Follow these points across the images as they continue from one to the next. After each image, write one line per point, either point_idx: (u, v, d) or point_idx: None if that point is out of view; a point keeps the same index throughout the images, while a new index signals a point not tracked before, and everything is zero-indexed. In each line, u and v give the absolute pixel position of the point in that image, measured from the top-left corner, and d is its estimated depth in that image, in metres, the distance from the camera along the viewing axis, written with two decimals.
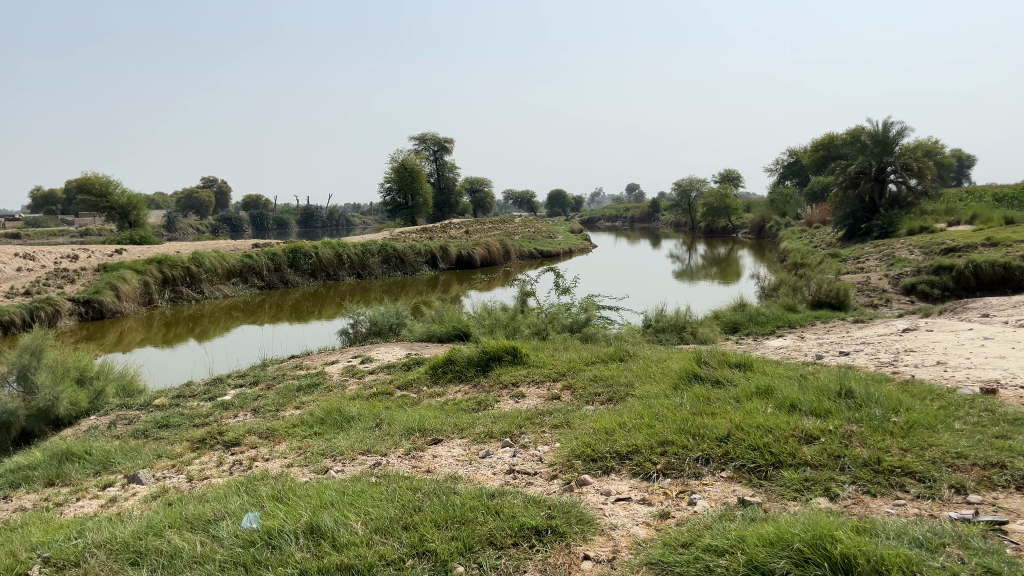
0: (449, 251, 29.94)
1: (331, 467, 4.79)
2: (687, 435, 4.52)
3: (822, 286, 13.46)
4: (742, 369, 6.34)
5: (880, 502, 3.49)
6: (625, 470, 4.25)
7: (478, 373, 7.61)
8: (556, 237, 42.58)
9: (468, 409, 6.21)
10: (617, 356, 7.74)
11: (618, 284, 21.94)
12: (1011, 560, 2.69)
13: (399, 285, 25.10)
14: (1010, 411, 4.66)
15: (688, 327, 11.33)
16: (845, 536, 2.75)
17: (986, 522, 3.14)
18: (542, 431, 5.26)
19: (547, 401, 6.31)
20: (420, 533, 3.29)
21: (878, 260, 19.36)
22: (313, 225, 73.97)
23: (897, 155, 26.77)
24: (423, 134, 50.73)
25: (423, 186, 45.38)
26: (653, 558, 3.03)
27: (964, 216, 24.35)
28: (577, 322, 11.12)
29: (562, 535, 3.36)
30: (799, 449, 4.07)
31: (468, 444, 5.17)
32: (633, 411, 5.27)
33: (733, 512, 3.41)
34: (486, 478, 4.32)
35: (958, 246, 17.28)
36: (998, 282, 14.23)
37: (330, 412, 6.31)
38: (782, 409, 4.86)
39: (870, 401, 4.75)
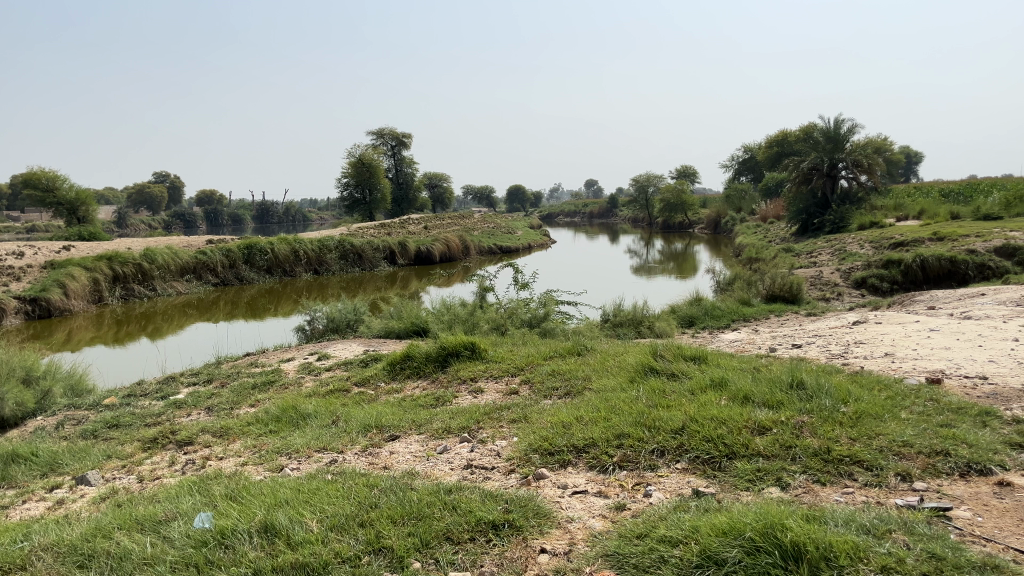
0: (408, 247, 29.81)
1: (286, 465, 4.73)
2: (643, 427, 4.57)
3: (776, 281, 13.71)
4: (696, 361, 6.42)
5: (829, 490, 3.56)
6: (582, 464, 4.28)
7: (436, 369, 7.58)
8: (515, 233, 42.70)
9: (426, 405, 6.19)
10: (574, 350, 7.78)
11: (578, 280, 22.06)
12: (955, 546, 2.77)
13: (357, 282, 24.90)
14: (954, 400, 4.81)
15: (645, 322, 11.45)
16: (795, 524, 2.80)
17: (930, 509, 3.23)
18: (499, 427, 5.27)
19: (505, 396, 6.33)
20: (376, 530, 3.27)
21: (831, 254, 19.77)
22: (269, 221, 72.97)
23: (849, 151, 27.37)
24: (382, 128, 50.41)
25: (381, 181, 45.10)
26: (609, 550, 3.05)
27: (913, 211, 24.96)
28: (536, 317, 11.14)
29: (519, 529, 3.37)
30: (752, 440, 4.13)
31: (425, 440, 5.15)
32: (589, 404, 5.31)
33: (688, 503, 3.45)
34: (443, 473, 4.31)
35: (906, 240, 17.69)
36: (944, 275, 14.60)
37: (286, 410, 6.23)
38: (735, 400, 4.93)
39: (820, 392, 4.86)
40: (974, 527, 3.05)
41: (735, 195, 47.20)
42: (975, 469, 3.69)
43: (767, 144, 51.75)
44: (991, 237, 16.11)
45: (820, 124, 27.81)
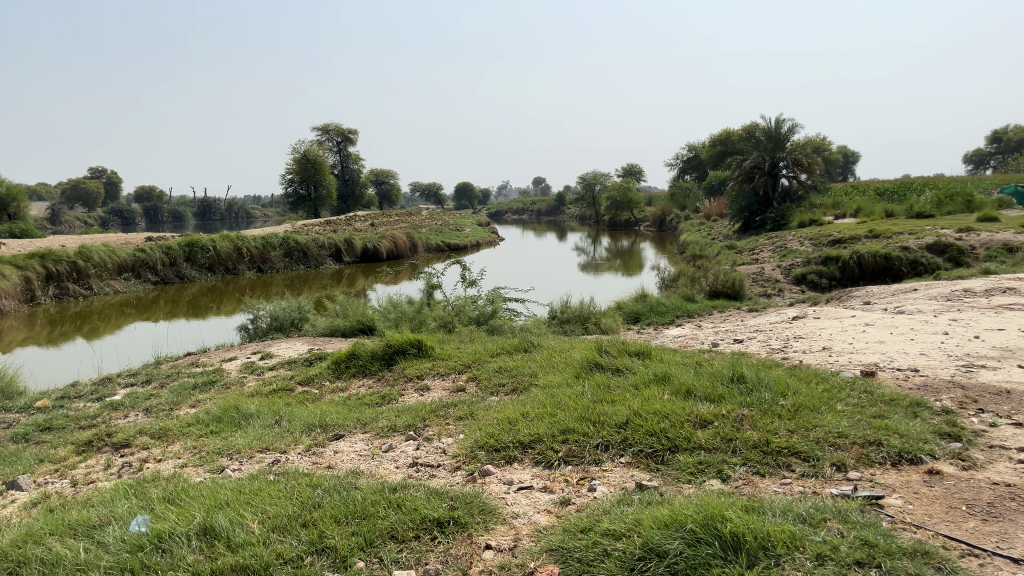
0: (354, 244, 29.53)
1: (227, 466, 4.64)
2: (588, 422, 4.61)
3: (719, 278, 13.95)
4: (640, 357, 6.50)
5: (768, 481, 3.64)
6: (528, 459, 4.30)
7: (382, 367, 7.52)
8: (463, 230, 42.62)
9: (371, 404, 6.14)
10: (521, 347, 7.79)
11: (525, 277, 22.09)
12: (887, 533, 2.86)
13: (302, 280, 24.55)
14: (887, 392, 4.96)
15: (591, 318, 11.54)
16: (734, 515, 2.86)
17: (863, 497, 3.33)
18: (446, 424, 5.25)
19: (452, 393, 6.32)
20: (319, 530, 3.23)
21: (772, 251, 20.21)
22: (211, 219, 71.33)
23: (789, 150, 28.02)
24: (327, 124, 49.68)
25: (326, 178, 44.50)
26: (553, 545, 3.06)
27: (850, 209, 25.67)
28: (483, 314, 11.13)
29: (464, 525, 3.36)
30: (693, 434, 4.20)
31: (370, 438, 5.10)
32: (536, 400, 5.34)
33: (631, 497, 3.49)
34: (388, 472, 4.28)
35: (844, 238, 18.17)
36: (880, 271, 15.05)
37: (228, 410, 6.12)
38: (678, 394, 5.01)
39: (760, 385, 4.97)
40: (906, 515, 3.15)
41: (680, 193, 47.88)
42: (906, 459, 3.82)
43: (710, 143, 52.64)
44: (923, 234, 16.65)
45: (762, 124, 28.42)
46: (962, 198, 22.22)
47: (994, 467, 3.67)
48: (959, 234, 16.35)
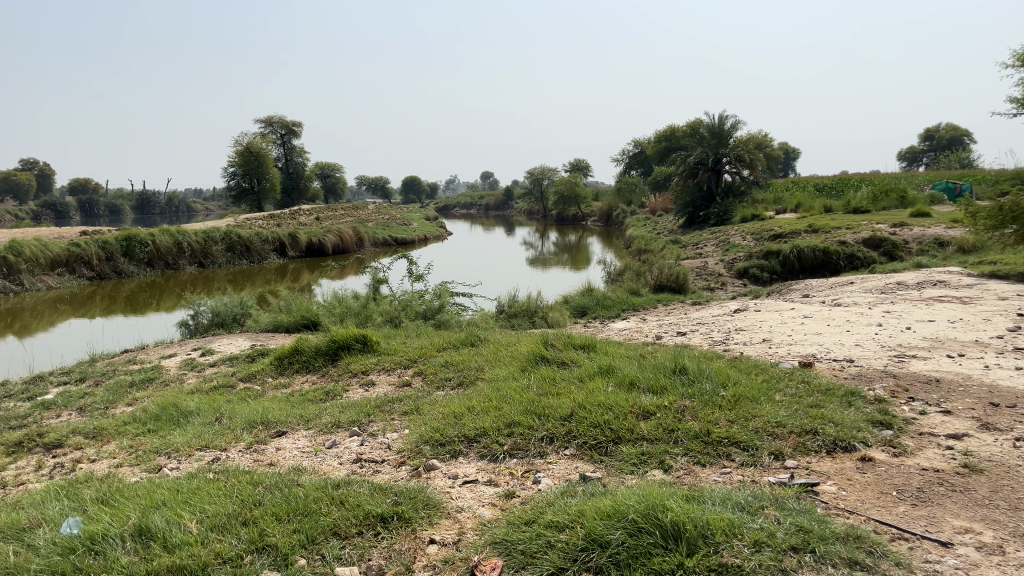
0: (299, 238, 29.11)
1: (165, 465, 4.53)
2: (533, 415, 4.63)
3: (663, 271, 14.14)
4: (585, 350, 6.55)
5: (708, 471, 3.71)
6: (473, 453, 4.29)
7: (326, 363, 7.43)
8: (411, 225, 42.38)
9: (315, 400, 6.06)
10: (468, 341, 7.78)
11: (473, 272, 22.05)
12: (821, 519, 2.94)
13: (245, 275, 24.11)
14: (823, 382, 5.10)
15: (538, 312, 11.58)
16: (674, 505, 2.90)
17: (799, 484, 3.41)
18: (391, 419, 5.22)
19: (397, 388, 6.28)
20: (260, 528, 3.17)
21: (715, 246, 20.56)
22: (151, 213, 69.45)
23: (732, 146, 28.65)
24: (271, 116, 48.45)
25: (270, 171, 43.64)
26: (497, 538, 3.07)
27: (790, 204, 26.25)
28: (430, 309, 11.08)
29: (408, 521, 3.34)
30: (637, 425, 4.25)
31: (314, 435, 5.04)
32: (481, 394, 5.33)
33: (575, 488, 3.52)
34: (332, 468, 4.24)
35: (784, 233, 18.60)
36: (818, 265, 15.42)
37: (166, 407, 5.98)
38: (622, 386, 5.07)
39: (701, 376, 5.06)
40: (839, 501, 3.24)
41: (626, 188, 48.36)
42: (840, 446, 3.93)
43: (655, 138, 53.25)
44: (860, 229, 17.12)
45: (705, 120, 28.88)
46: (896, 194, 22.92)
47: (923, 453, 3.80)
48: (893, 229, 16.87)
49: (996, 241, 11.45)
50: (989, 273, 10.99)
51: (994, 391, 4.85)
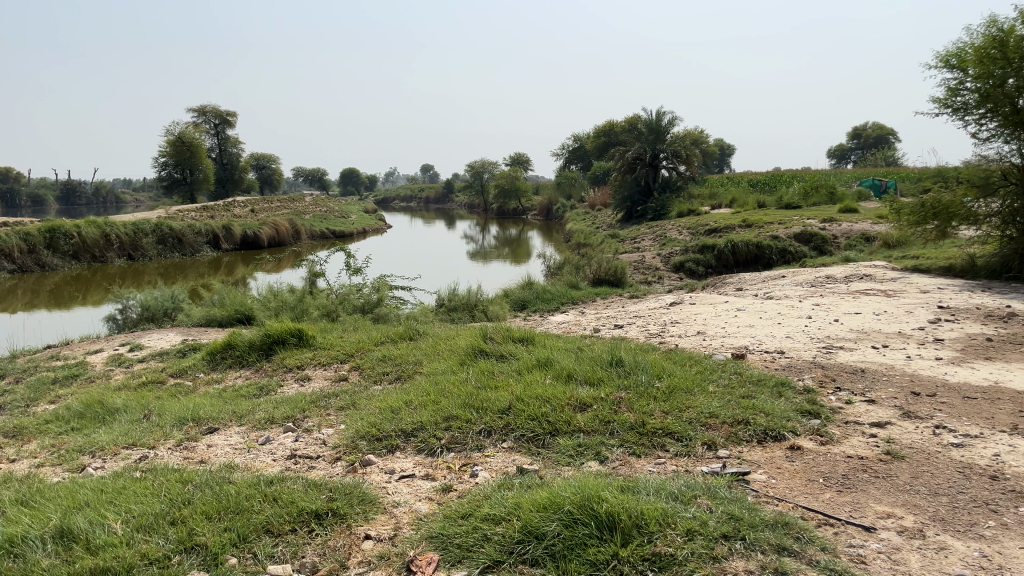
0: (233, 231, 28.47)
1: (89, 464, 4.37)
2: (470, 409, 4.61)
3: (602, 265, 14.28)
4: (524, 343, 6.56)
5: (644, 461, 3.76)
6: (410, 448, 4.26)
7: (260, 358, 7.28)
8: (349, 217, 41.86)
9: (248, 396, 5.93)
10: (406, 335, 7.72)
11: (411, 265, 21.87)
12: (751, 507, 3.00)
13: (177, 268, 23.43)
14: (755, 373, 5.22)
15: (478, 306, 11.56)
16: (609, 495, 2.92)
17: (731, 474, 3.48)
18: (326, 414, 5.14)
19: (333, 382, 6.19)
20: (189, 528, 3.09)
21: (652, 240, 20.87)
22: (76, 203, 67.04)
23: (669, 142, 29.22)
24: (203, 105, 47.21)
25: (202, 161, 42.51)
26: (433, 532, 3.05)
27: (724, 200, 26.76)
28: (368, 303, 10.96)
29: (343, 517, 3.30)
30: (574, 417, 4.29)
31: (246, 431, 4.93)
32: (419, 388, 5.30)
33: (512, 481, 3.53)
34: (265, 465, 4.16)
35: (719, 227, 18.95)
36: (751, 259, 15.81)
37: (91, 405, 5.77)
38: (559, 378, 5.10)
39: (637, 368, 5.13)
40: (769, 489, 3.32)
41: (566, 182, 48.64)
42: (770, 436, 4.03)
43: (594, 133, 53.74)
44: (792, 224, 17.59)
45: (643, 116, 29.24)
46: (825, 189, 23.63)
47: (848, 441, 3.93)
48: (823, 224, 17.38)
49: (919, 237, 11.90)
50: (912, 267, 11.42)
51: (915, 380, 5.03)
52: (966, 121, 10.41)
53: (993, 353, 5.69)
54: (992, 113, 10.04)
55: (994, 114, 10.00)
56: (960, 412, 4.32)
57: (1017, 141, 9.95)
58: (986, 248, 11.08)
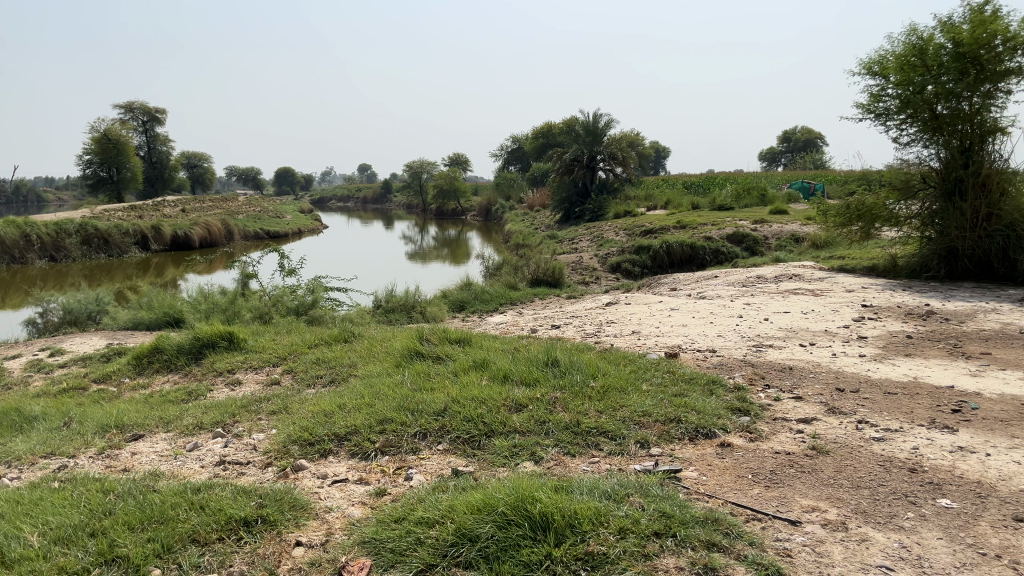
0: (163, 231, 27.67)
1: (4, 475, 4.17)
2: (405, 411, 4.57)
3: (540, 266, 14.34)
4: (461, 344, 6.53)
5: (578, 461, 3.78)
6: (343, 452, 4.19)
7: (189, 362, 7.08)
8: (284, 217, 41.11)
9: (176, 401, 5.77)
10: (341, 337, 7.61)
11: (348, 266, 21.57)
12: (682, 504, 3.05)
13: (103, 269, 22.64)
14: (687, 371, 5.31)
15: (416, 307, 11.47)
16: (543, 496, 2.92)
17: (664, 471, 3.53)
18: (257, 419, 5.03)
19: (265, 386, 6.07)
20: (110, 538, 2.98)
21: (589, 241, 21.08)
22: None
23: (606, 144, 29.56)
24: (130, 102, 45.77)
25: (130, 159, 41.22)
26: (365, 537, 3.00)
27: (660, 201, 27.24)
28: (303, 305, 10.76)
29: (273, 524, 3.23)
30: (509, 418, 4.29)
31: (173, 438, 4.79)
32: (354, 391, 5.23)
33: (447, 483, 3.50)
34: (192, 472, 4.04)
35: (655, 228, 19.27)
36: (686, 260, 16.11)
37: (6, 413, 5.52)
38: (495, 379, 5.09)
39: (572, 368, 5.16)
40: (700, 485, 3.37)
41: (505, 183, 48.78)
42: (701, 433, 4.10)
43: (533, 134, 54.02)
44: (724, 225, 17.97)
45: (580, 118, 29.41)
46: (757, 192, 24.29)
47: (776, 437, 4.02)
48: (754, 225, 17.84)
49: (844, 238, 12.30)
50: (838, 267, 11.81)
51: (840, 377, 5.19)
52: (888, 126, 10.80)
53: (912, 350, 5.92)
54: (911, 118, 10.41)
55: (914, 120, 10.38)
56: (881, 407, 4.47)
57: (936, 145, 10.36)
58: (907, 248, 11.50)
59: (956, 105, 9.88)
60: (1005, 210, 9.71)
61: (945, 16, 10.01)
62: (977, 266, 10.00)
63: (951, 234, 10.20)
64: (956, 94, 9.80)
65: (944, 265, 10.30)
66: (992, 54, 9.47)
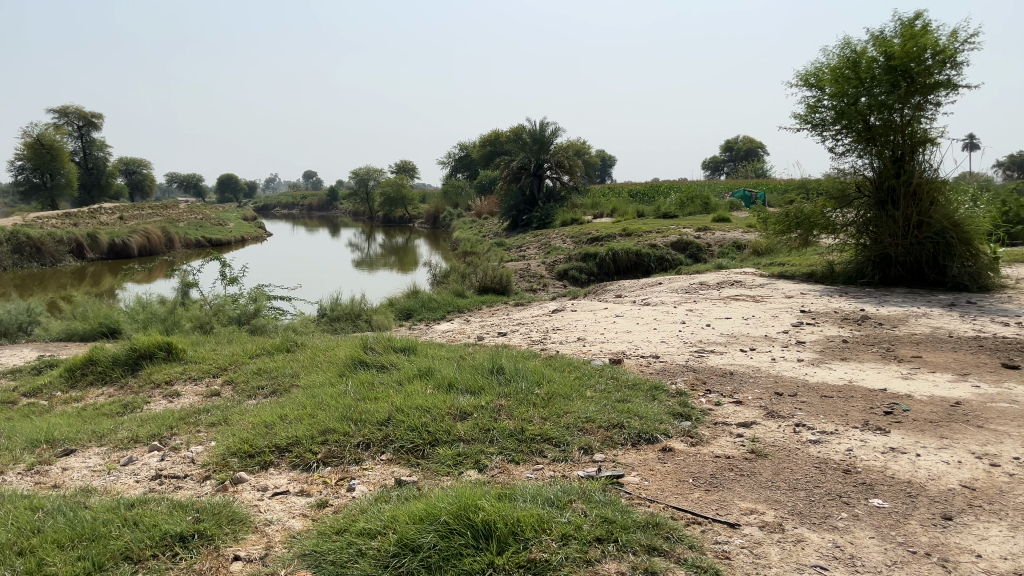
0: (99, 239, 26.89)
1: None
2: (349, 422, 4.51)
3: (487, 273, 14.34)
4: (406, 353, 6.49)
5: (521, 468, 3.78)
6: (284, 464, 4.12)
7: (124, 373, 6.89)
8: (227, 225, 40.32)
9: (111, 414, 5.60)
10: (283, 347, 7.49)
11: (292, 275, 21.24)
12: (625, 509, 3.07)
13: (36, 279, 21.89)
14: (630, 377, 5.36)
15: (362, 316, 11.36)
16: (486, 504, 2.92)
17: (606, 477, 3.55)
18: (196, 432, 4.91)
19: (204, 398, 5.94)
20: (38, 557, 2.87)
21: (537, 248, 21.19)
22: None
23: (553, 152, 30.05)
24: (65, 106, 44.53)
25: (65, 165, 40.05)
26: (306, 550, 2.95)
27: (606, 209, 27.50)
28: (245, 314, 10.56)
29: (210, 538, 3.15)
30: (453, 426, 4.27)
31: (107, 452, 4.64)
32: (295, 401, 5.14)
33: (389, 494, 3.47)
34: (126, 487, 3.93)
35: (601, 236, 19.43)
36: (631, 267, 16.34)
37: None
38: (440, 388, 5.06)
39: (517, 375, 5.17)
40: (641, 490, 3.40)
41: (453, 191, 48.75)
42: (644, 438, 4.14)
43: (480, 142, 54.15)
44: (669, 233, 18.24)
45: (526, 127, 29.82)
46: (699, 200, 24.74)
47: (717, 441, 4.09)
48: (697, 232, 18.14)
49: (784, 245, 12.57)
50: (779, 273, 12.07)
51: (779, 381, 5.30)
52: (824, 137, 11.09)
53: (848, 354, 6.08)
54: (846, 129, 10.72)
55: (849, 130, 10.68)
56: (817, 410, 4.58)
57: (869, 155, 10.70)
58: (843, 255, 11.81)
59: (889, 116, 10.21)
60: (935, 219, 10.07)
61: (877, 30, 10.33)
62: (910, 273, 10.33)
63: (884, 242, 10.52)
64: (889, 106, 10.10)
65: (879, 271, 10.62)
66: (922, 67, 9.82)
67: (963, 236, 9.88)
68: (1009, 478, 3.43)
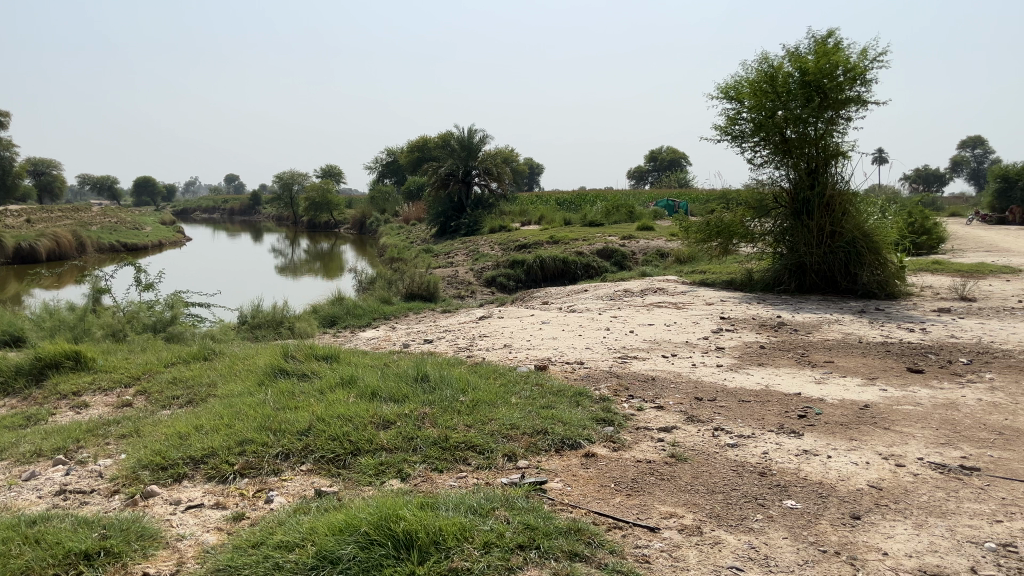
0: (5, 243, 25.59)
1: None
2: (267, 431, 4.39)
3: (414, 280, 14.24)
4: (328, 360, 6.37)
5: (445, 476, 3.75)
6: (199, 476, 3.98)
7: (29, 384, 6.57)
8: (143, 229, 38.87)
9: (14, 427, 5.32)
10: (200, 355, 7.26)
11: (212, 280, 20.66)
12: (546, 515, 3.08)
13: None
14: (554, 384, 5.39)
15: (284, 323, 11.12)
16: (407, 513, 2.87)
17: (529, 484, 3.55)
18: (104, 444, 4.70)
19: (116, 409, 5.70)
20: None
21: (465, 255, 21.13)
22: None
23: (481, 159, 30.17)
24: None
25: None
26: (219, 564, 2.86)
27: (533, 215, 27.69)
28: (161, 321, 10.19)
29: (117, 555, 3.01)
30: (375, 435, 4.20)
31: (7, 466, 4.41)
32: (212, 411, 4.98)
33: (309, 505, 3.39)
34: (28, 503, 3.73)
35: (529, 243, 19.53)
36: (558, 274, 16.46)
37: None
38: (363, 397, 4.98)
39: (442, 383, 5.12)
40: (564, 496, 3.42)
41: (381, 197, 48.27)
42: (566, 444, 4.17)
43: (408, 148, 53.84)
44: (595, 241, 18.48)
45: (455, 133, 29.88)
46: (625, 209, 25.17)
47: (638, 446, 4.14)
48: (623, 241, 18.41)
49: (704, 254, 12.85)
50: (700, 281, 12.32)
51: (698, 387, 5.41)
52: (743, 148, 11.41)
53: (765, 359, 6.26)
54: (764, 141, 11.05)
55: (766, 142, 11.03)
56: (735, 415, 4.68)
57: (785, 167, 11.07)
58: (761, 264, 12.14)
59: (804, 130, 10.60)
60: (847, 229, 10.50)
61: (793, 47, 10.73)
62: (824, 281, 10.68)
63: (800, 250, 10.89)
64: (803, 120, 10.49)
65: (794, 279, 10.93)
66: (834, 84, 10.23)
67: (872, 245, 10.34)
68: (913, 477, 3.58)
